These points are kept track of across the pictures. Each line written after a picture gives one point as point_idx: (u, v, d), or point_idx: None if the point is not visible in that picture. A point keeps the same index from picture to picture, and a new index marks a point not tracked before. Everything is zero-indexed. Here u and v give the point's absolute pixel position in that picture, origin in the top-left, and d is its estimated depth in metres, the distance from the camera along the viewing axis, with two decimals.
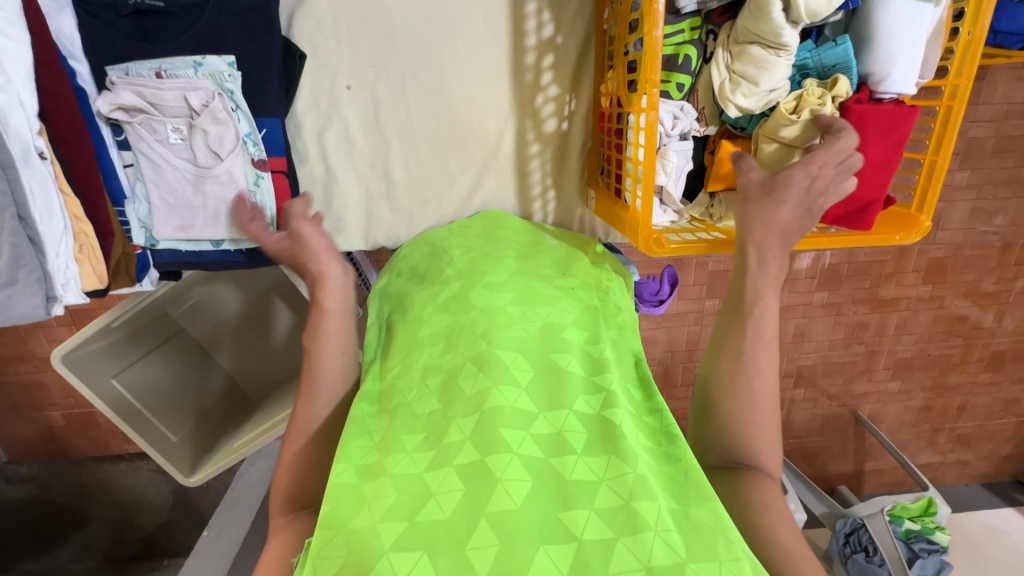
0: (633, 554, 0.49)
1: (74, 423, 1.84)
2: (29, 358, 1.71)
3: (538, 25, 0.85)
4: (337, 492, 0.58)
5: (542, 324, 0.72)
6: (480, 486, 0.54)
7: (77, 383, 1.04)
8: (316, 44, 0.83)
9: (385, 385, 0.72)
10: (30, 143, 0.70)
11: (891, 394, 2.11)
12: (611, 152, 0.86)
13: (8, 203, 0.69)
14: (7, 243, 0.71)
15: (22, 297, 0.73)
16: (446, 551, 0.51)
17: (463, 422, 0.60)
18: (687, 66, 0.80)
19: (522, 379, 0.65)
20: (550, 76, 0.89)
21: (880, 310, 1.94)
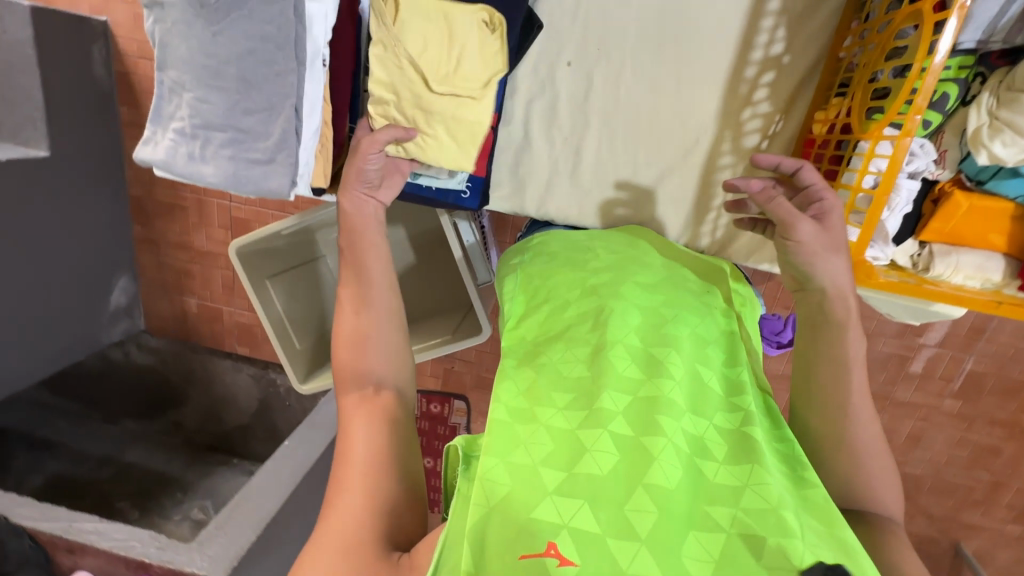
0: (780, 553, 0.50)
1: (203, 314, 2.07)
2: (188, 247, 1.95)
3: (769, 41, 0.85)
4: (496, 429, 0.60)
5: (692, 334, 0.71)
6: (637, 460, 0.56)
7: (242, 274, 1.19)
8: (554, 18, 0.89)
9: (532, 343, 0.73)
10: (318, 48, 0.69)
11: (1005, 538, 1.85)
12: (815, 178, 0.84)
13: (292, 93, 0.69)
14: (278, 128, 0.70)
15: (271, 179, 0.73)
16: (604, 506, 0.53)
17: (619, 396, 0.61)
18: (941, 104, 0.79)
19: (676, 374, 0.65)
20: (765, 93, 0.88)
21: (1018, 439, 1.72)
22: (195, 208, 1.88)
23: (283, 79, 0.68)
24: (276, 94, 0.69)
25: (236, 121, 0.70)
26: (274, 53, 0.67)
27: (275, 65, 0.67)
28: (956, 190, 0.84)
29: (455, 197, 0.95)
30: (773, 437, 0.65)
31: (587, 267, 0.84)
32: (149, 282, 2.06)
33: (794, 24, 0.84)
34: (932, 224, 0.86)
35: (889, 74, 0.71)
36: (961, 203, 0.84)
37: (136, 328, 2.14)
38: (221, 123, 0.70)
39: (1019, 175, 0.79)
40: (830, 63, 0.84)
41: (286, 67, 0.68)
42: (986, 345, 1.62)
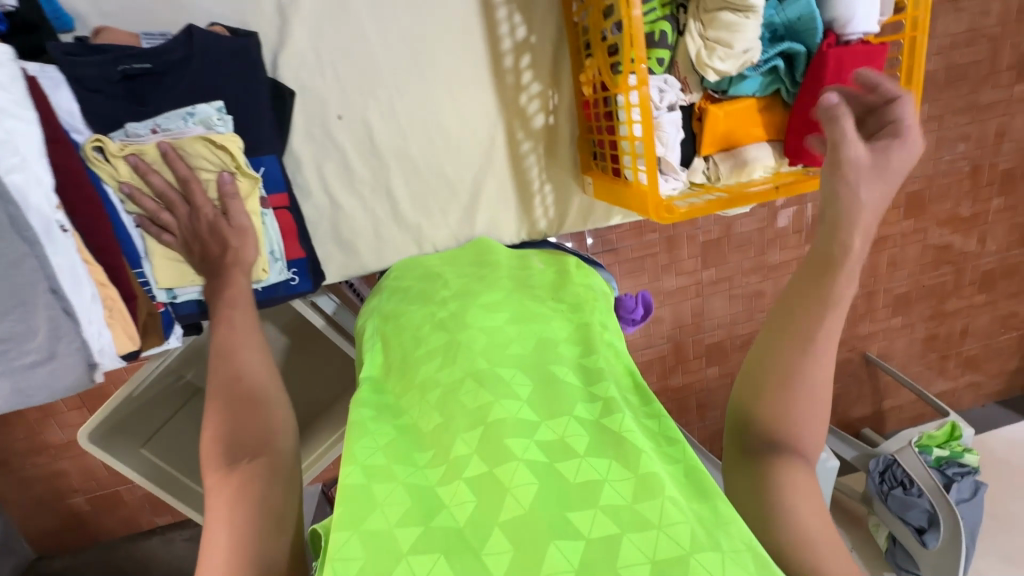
0: (642, 550, 0.48)
1: (100, 507, 1.80)
2: (45, 448, 1.68)
3: (511, 28, 0.90)
4: (348, 495, 0.56)
5: (536, 341, 0.71)
6: (491, 495, 0.53)
7: (108, 459, 1.04)
8: (302, 79, 0.86)
9: (393, 400, 0.71)
10: (51, 217, 0.70)
11: (895, 330, 2.17)
12: (602, 135, 0.89)
13: (41, 278, 0.69)
14: (43, 319, 0.71)
15: (66, 366, 0.74)
16: (461, 555, 0.50)
17: (470, 437, 0.59)
18: (664, 39, 0.86)
19: (524, 392, 0.63)
20: (530, 75, 0.93)
21: (869, 251, 2.00)
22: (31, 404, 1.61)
23: (23, 266, 0.68)
24: (23, 286, 0.68)
25: None
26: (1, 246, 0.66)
27: (8, 258, 0.67)
28: (709, 105, 0.91)
29: (285, 288, 0.88)
30: (643, 415, 0.63)
31: (437, 298, 0.84)
32: (17, 506, 1.75)
33: (525, 7, 0.90)
34: (706, 138, 0.92)
35: (613, 31, 0.76)
36: (719, 113, 0.90)
37: (27, 558, 1.81)
38: None
39: (748, 76, 0.89)
40: (570, 29, 0.91)
41: (23, 254, 0.67)
42: None
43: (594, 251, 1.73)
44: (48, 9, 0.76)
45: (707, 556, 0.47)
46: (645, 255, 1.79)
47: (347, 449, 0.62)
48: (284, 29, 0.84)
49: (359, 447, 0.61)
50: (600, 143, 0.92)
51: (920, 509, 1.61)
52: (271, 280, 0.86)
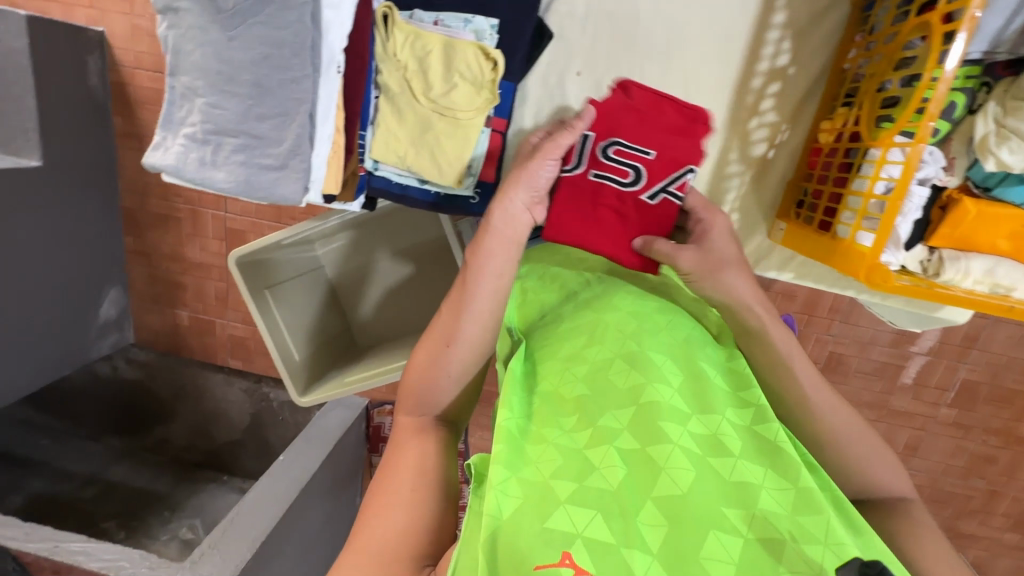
0: (808, 556, 0.51)
1: (195, 327, 2.03)
2: (181, 259, 1.92)
3: (775, 53, 0.89)
4: (503, 436, 0.62)
5: (687, 335, 0.73)
6: (643, 470, 0.58)
7: (242, 284, 1.17)
8: (565, 29, 0.92)
9: (532, 366, 0.74)
10: (333, 55, 0.74)
11: (1003, 546, 1.86)
12: (825, 185, 0.86)
13: (305, 99, 0.74)
14: (292, 134, 0.76)
15: (282, 184, 0.77)
16: (616, 518, 0.54)
17: (618, 412, 0.63)
18: (953, 110, 0.82)
19: (674, 380, 0.66)
20: (770, 104, 0.92)
21: (1014, 447, 1.74)
22: (190, 220, 1.85)
23: (294, 84, 0.73)
24: (289, 101, 0.74)
25: (249, 125, 0.75)
26: (290, 59, 0.72)
27: (288, 72, 0.73)
28: (964, 198, 0.83)
29: (463, 202, 0.96)
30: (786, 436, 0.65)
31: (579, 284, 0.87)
32: (140, 295, 2.01)
33: (798, 37, 0.88)
34: (941, 230, 0.85)
35: (899, 84, 0.74)
36: (970, 209, 0.83)
37: (126, 342, 2.08)
38: (233, 128, 0.75)
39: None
40: (834, 74, 0.87)
41: (301, 73, 0.73)
42: (979, 354, 1.65)
43: None
44: None
45: None
46: None
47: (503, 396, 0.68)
48: None
49: (514, 399, 0.67)
50: (814, 193, 0.90)
51: None
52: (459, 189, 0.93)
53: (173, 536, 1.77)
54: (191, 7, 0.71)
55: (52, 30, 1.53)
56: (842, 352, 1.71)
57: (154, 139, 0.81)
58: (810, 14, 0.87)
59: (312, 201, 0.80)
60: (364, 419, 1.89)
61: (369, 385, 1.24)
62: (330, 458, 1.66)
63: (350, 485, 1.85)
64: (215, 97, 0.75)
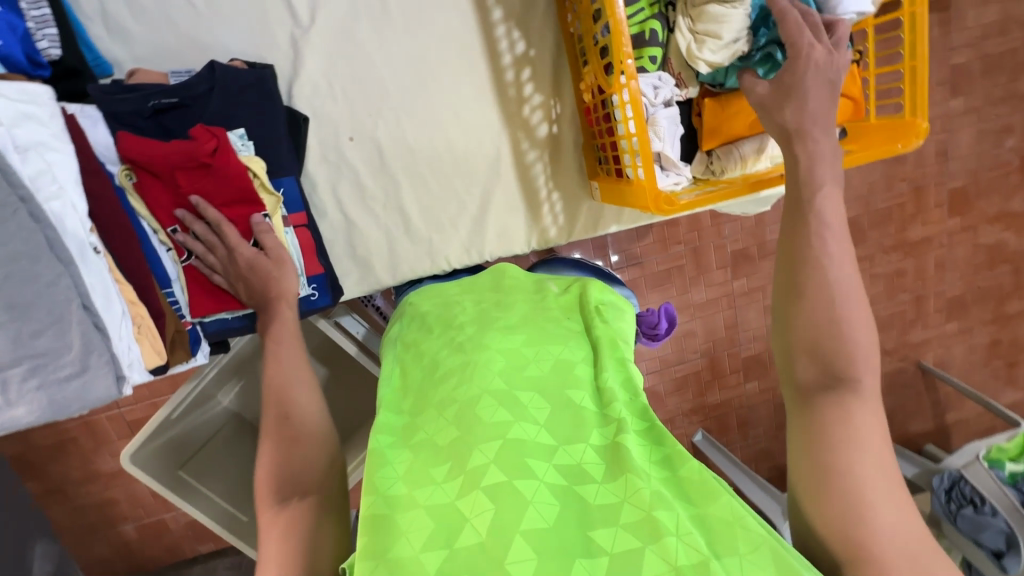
0: (662, 562, 0.48)
1: (148, 534, 1.86)
2: (97, 476, 1.76)
3: (510, 43, 0.94)
4: (371, 524, 0.54)
5: (554, 362, 0.68)
6: (510, 505, 0.52)
7: (146, 479, 1.09)
8: (316, 106, 0.92)
9: (408, 420, 0.68)
10: (81, 239, 0.66)
11: (951, 336, 2.03)
12: (604, 140, 0.91)
13: (74, 294, 0.62)
14: (77, 336, 0.63)
15: (93, 387, 0.65)
16: (485, 574, 0.48)
17: (487, 447, 0.57)
18: (656, 37, 0.89)
19: (541, 415, 0.61)
20: (531, 86, 0.97)
21: (913, 253, 1.90)
22: (87, 435, 1.71)
23: (55, 286, 0.60)
24: (54, 305, 0.61)
25: (23, 351, 0.59)
26: (34, 263, 0.59)
27: (40, 277, 0.59)
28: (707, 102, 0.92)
29: (306, 303, 0.90)
30: (649, 439, 0.60)
31: (457, 323, 0.80)
32: (73, 534, 1.82)
33: (522, 24, 0.94)
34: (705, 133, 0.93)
35: (603, 34, 0.80)
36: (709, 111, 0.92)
37: None
38: (6, 362, 0.59)
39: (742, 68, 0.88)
40: (567, 40, 0.95)
41: (55, 273, 0.60)
42: (846, 193, 1.80)
43: (618, 267, 1.72)
44: (90, 57, 0.83)
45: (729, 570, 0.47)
46: (671, 267, 1.76)
47: (368, 480, 0.60)
48: (297, 58, 0.89)
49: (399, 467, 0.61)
50: (604, 147, 0.94)
51: (995, 530, 1.46)
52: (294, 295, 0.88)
53: None
54: None
55: None
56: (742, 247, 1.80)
57: None
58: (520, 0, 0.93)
59: (135, 381, 0.72)
60: None
61: None
62: None
63: None
64: None
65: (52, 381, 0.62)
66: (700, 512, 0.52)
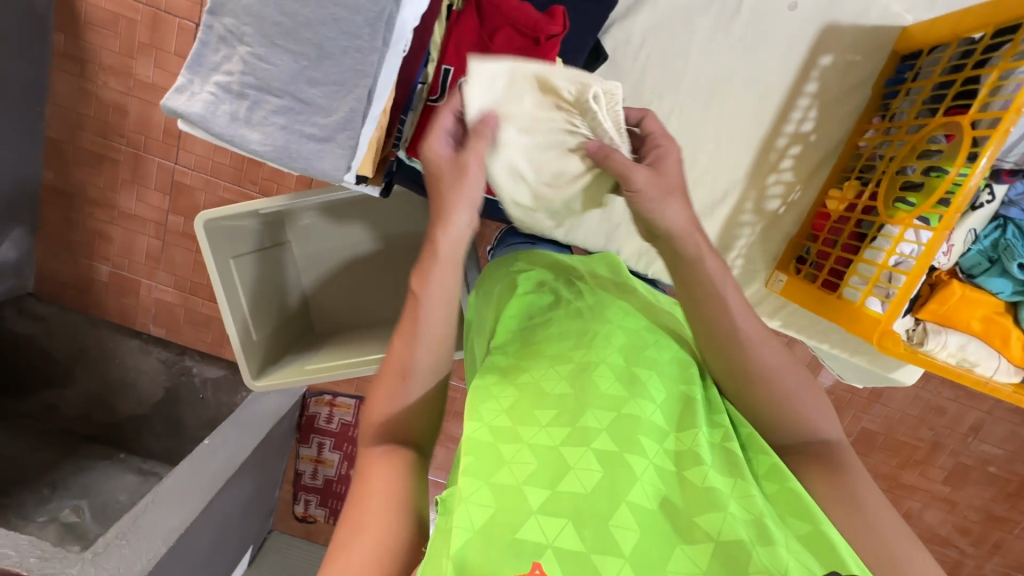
0: (775, 561, 0.50)
1: (116, 286, 1.80)
2: (111, 206, 1.70)
3: (802, 118, 1.05)
4: (475, 447, 0.59)
5: (673, 354, 0.73)
6: (617, 473, 0.56)
7: (206, 248, 1.06)
8: (620, 56, 1.01)
9: (512, 361, 0.72)
10: (405, 33, 0.64)
11: None
12: (834, 251, 1.01)
13: (371, 73, 0.63)
14: (345, 107, 0.64)
15: (323, 158, 0.66)
16: (589, 523, 0.53)
17: (600, 413, 0.61)
18: None
19: (657, 396, 0.65)
20: (789, 163, 1.08)
21: (895, 491, 1.98)
22: (130, 166, 1.65)
23: (363, 55, 0.62)
24: (351, 71, 0.63)
25: (301, 90, 0.64)
26: (359, 29, 0.61)
27: (357, 41, 0.62)
28: (951, 280, 1.00)
29: None
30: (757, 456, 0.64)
31: (572, 291, 0.84)
32: (53, 240, 1.76)
33: (824, 107, 1.05)
34: (931, 304, 1.00)
35: (917, 170, 0.90)
36: (956, 290, 0.98)
37: (22, 291, 1.79)
38: (280, 88, 0.64)
39: (1003, 275, 0.98)
40: (850, 149, 1.05)
41: (370, 46, 0.62)
42: (880, 407, 1.87)
43: None
44: None
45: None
46: None
47: (472, 406, 0.64)
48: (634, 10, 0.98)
49: (501, 397, 0.65)
50: (813, 254, 1.07)
51: None
52: None
53: (126, 469, 1.81)
54: None
55: None
56: None
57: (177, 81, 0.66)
58: (836, 91, 1.04)
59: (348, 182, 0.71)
60: (300, 406, 1.80)
61: (337, 376, 1.16)
62: (263, 444, 1.55)
63: (273, 477, 1.73)
64: (265, 51, 0.62)
65: (303, 131, 0.65)
66: (809, 530, 0.57)
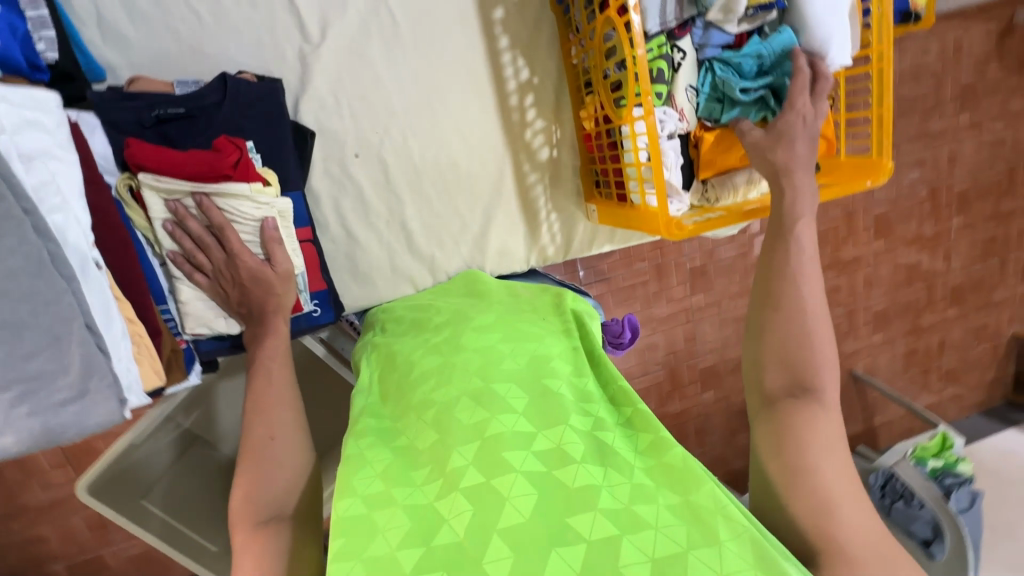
0: (641, 547, 0.51)
1: (81, 575, 1.69)
2: (23, 512, 1.59)
3: (516, 70, 1.03)
4: (347, 526, 0.56)
5: (530, 355, 0.72)
6: (488, 506, 0.54)
7: (106, 511, 1.02)
8: (321, 122, 0.95)
9: (389, 423, 0.70)
10: (82, 253, 0.60)
11: (876, 347, 2.12)
12: (606, 164, 1.01)
13: (76, 313, 0.57)
14: (77, 358, 0.58)
15: (93, 412, 0.60)
16: (463, 568, 0.51)
17: (466, 449, 0.59)
18: (662, 77, 0.95)
19: (519, 404, 0.64)
20: (534, 112, 1.06)
21: (845, 270, 1.97)
22: (15, 466, 1.54)
23: (57, 304, 0.55)
24: (55, 325, 0.55)
25: (17, 374, 0.54)
26: (33, 283, 0.53)
27: (38, 297, 0.54)
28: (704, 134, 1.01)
29: (307, 320, 0.90)
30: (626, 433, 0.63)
31: (431, 327, 0.84)
32: None
33: (526, 52, 1.03)
34: (703, 164, 1.02)
35: (616, 69, 0.88)
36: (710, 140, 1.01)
37: None
38: None
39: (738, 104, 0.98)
40: (569, 71, 1.04)
41: (58, 292, 0.55)
42: None
43: (585, 281, 1.69)
44: (83, 61, 0.81)
45: (701, 550, 0.51)
46: (636, 283, 1.75)
47: (343, 483, 0.61)
48: (304, 77, 0.93)
49: (382, 458, 0.63)
50: (603, 174, 1.05)
51: (924, 521, 1.58)
52: (297, 311, 0.88)
53: None
54: None
55: None
56: (700, 265, 1.81)
57: None
58: (527, 32, 1.02)
59: (135, 405, 0.67)
60: None
61: None
62: None
63: None
64: None
65: (49, 405, 0.57)
66: (679, 497, 0.56)
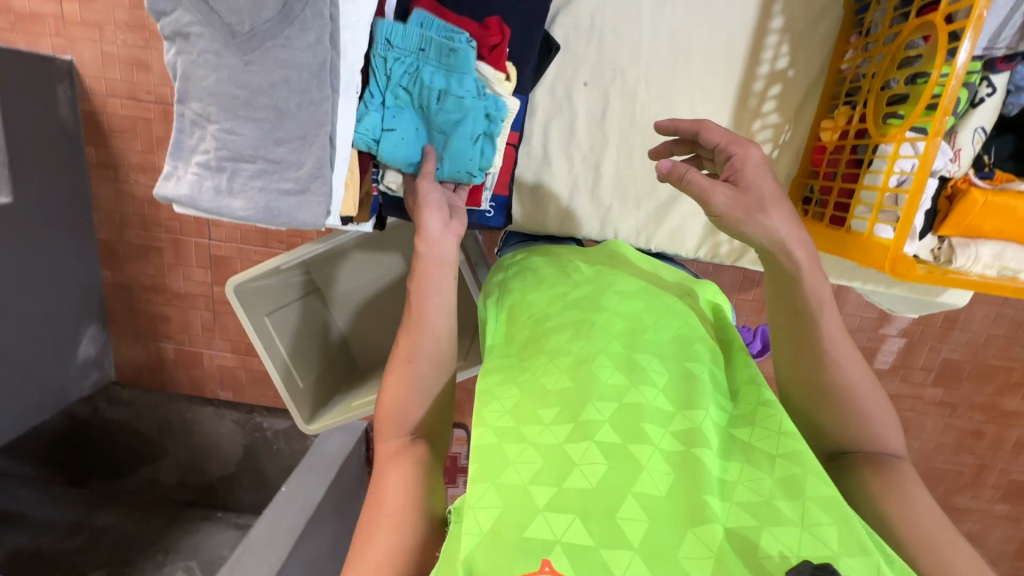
0: (780, 543, 0.50)
1: (179, 360, 1.95)
2: (163, 289, 1.85)
3: (774, 57, 1.01)
4: (483, 454, 0.59)
5: (675, 334, 0.70)
6: (623, 467, 0.55)
7: (241, 311, 1.14)
8: (570, 40, 1.02)
9: (518, 359, 0.71)
10: (349, 75, 0.77)
11: (994, 518, 1.82)
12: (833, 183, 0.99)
13: (327, 119, 0.74)
14: (312, 157, 0.76)
15: (302, 208, 0.77)
16: (597, 519, 0.52)
17: (603, 406, 0.60)
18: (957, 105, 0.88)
19: (659, 380, 0.63)
20: (772, 105, 1.04)
21: (999, 419, 1.69)
22: (172, 249, 1.79)
23: (317, 106, 0.74)
24: (309, 122, 0.74)
25: (267, 151, 0.75)
26: (308, 81, 0.72)
27: (309, 93, 0.73)
28: (972, 188, 0.91)
29: (480, 216, 1.02)
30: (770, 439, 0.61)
31: (570, 277, 0.84)
32: (122, 329, 1.93)
33: (795, 40, 1.00)
34: (949, 220, 0.93)
35: (901, 82, 0.86)
36: (978, 199, 0.90)
37: (106, 380, 1.98)
38: (251, 153, 0.75)
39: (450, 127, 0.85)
40: (832, 75, 1.00)
41: (322, 95, 0.73)
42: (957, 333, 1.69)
43: None
44: None
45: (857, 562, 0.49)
46: None
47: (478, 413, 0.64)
48: None
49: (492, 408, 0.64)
50: (819, 191, 1.04)
51: None
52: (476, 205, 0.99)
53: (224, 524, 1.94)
54: (203, 30, 0.70)
55: (20, 59, 1.46)
56: None
57: (163, 172, 0.79)
58: (805, 20, 0.99)
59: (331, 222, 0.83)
60: (364, 442, 1.87)
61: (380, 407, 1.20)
62: (336, 481, 1.63)
63: (352, 510, 1.81)
64: (228, 123, 0.73)
65: (284, 188, 0.77)
66: (831, 494, 0.53)
